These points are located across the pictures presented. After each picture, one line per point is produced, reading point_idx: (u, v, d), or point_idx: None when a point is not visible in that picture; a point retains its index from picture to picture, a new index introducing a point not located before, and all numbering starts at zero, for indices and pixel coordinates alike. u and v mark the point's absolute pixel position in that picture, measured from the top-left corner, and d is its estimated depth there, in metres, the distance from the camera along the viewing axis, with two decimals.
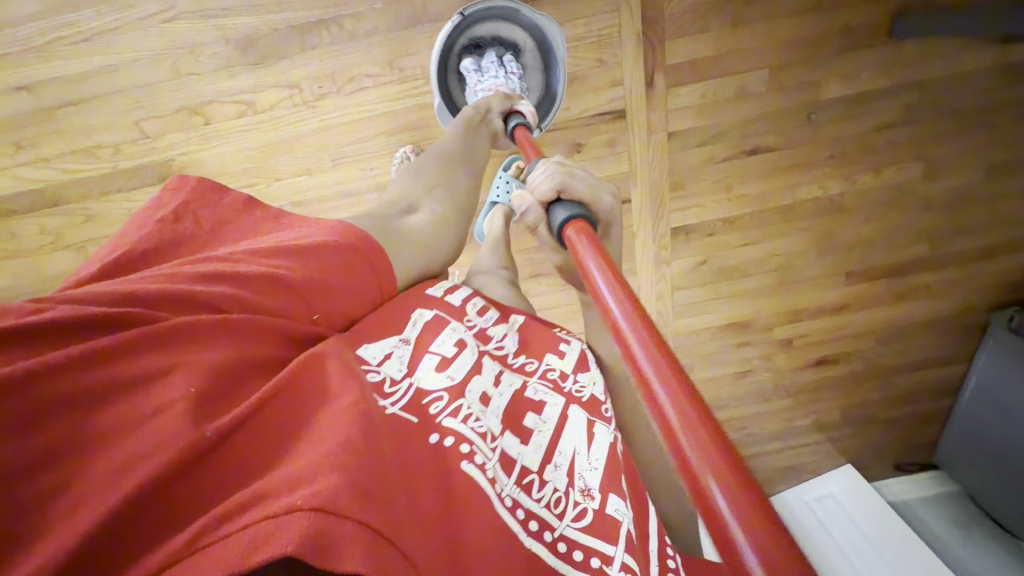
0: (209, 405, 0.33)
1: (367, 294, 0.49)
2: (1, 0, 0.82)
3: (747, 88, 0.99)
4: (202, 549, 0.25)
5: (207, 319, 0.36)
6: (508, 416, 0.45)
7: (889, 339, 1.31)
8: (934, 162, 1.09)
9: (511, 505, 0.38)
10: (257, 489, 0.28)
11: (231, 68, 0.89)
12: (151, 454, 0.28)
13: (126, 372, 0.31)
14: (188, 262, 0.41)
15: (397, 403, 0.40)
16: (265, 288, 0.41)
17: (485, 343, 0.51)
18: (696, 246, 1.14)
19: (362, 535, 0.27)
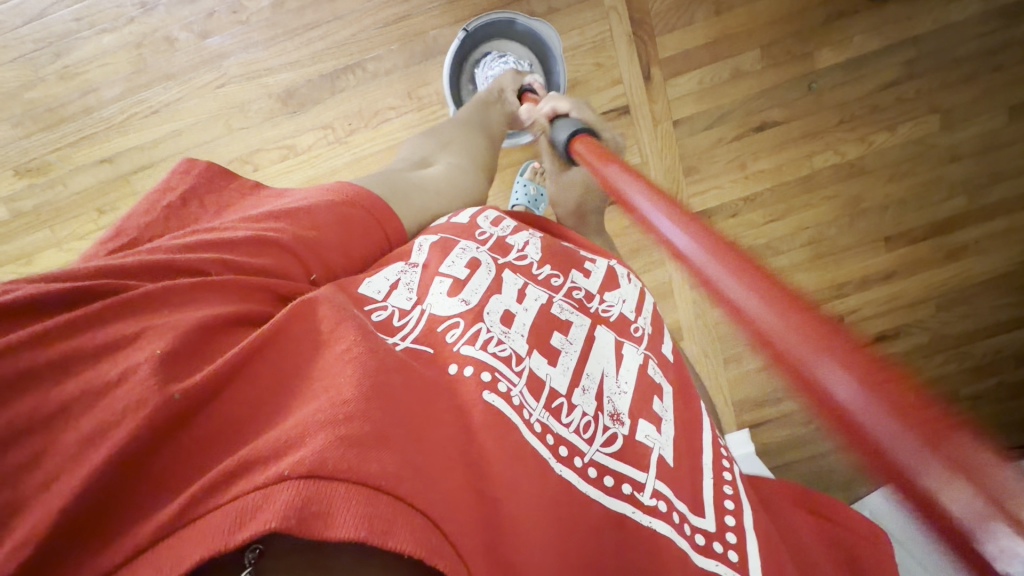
0: (177, 357, 0.36)
1: (362, 242, 0.58)
2: (94, 89, 0.99)
3: (743, 68, 1.06)
4: (197, 516, 0.29)
5: (184, 285, 0.42)
6: (534, 334, 0.50)
7: (953, 304, 1.22)
8: (948, 111, 1.10)
9: (540, 431, 0.43)
10: (243, 458, 0.32)
11: (274, 118, 1.01)
12: (115, 424, 0.31)
13: (92, 340, 0.35)
14: (182, 234, 0.50)
15: (407, 337, 0.47)
16: (256, 251, 0.49)
17: (505, 255, 0.58)
18: (721, 229, 1.14)
19: (353, 494, 0.30)
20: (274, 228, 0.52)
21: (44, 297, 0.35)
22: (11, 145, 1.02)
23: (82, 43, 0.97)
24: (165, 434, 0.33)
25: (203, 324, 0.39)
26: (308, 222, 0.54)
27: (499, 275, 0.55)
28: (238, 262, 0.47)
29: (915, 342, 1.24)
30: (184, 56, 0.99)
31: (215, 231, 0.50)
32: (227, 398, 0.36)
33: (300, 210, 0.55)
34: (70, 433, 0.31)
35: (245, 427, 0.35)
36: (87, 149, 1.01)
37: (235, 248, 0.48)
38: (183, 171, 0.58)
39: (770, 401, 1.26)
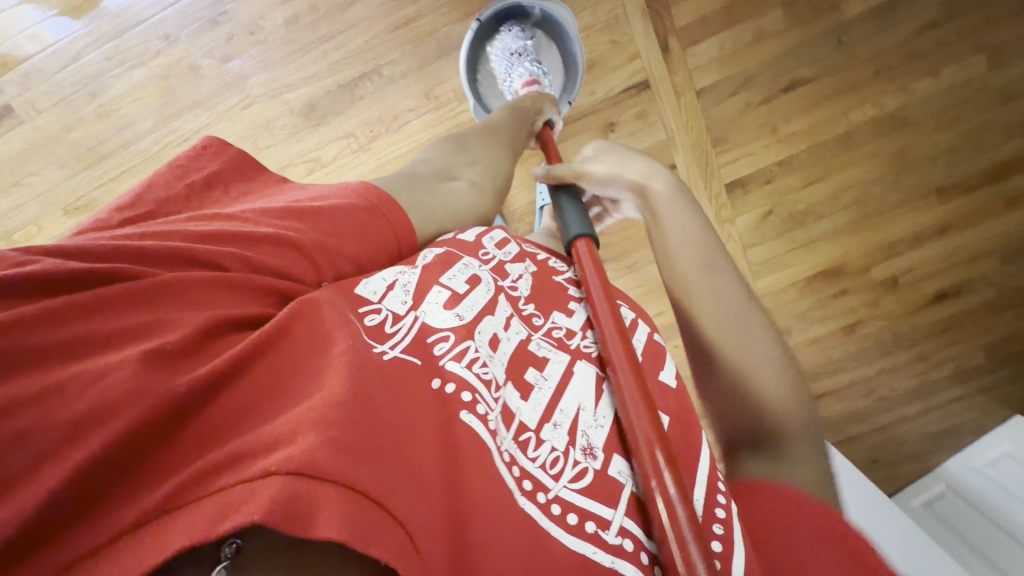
0: (179, 353, 0.37)
1: (378, 247, 0.57)
2: (129, 123, 1.03)
3: (765, 28, 1.02)
4: (175, 508, 0.30)
5: (200, 278, 0.43)
6: (514, 364, 0.51)
7: (1020, 255, 1.14)
8: (996, 48, 1.03)
9: (509, 461, 0.43)
10: (230, 451, 0.32)
11: (298, 133, 1.03)
12: (114, 410, 0.32)
13: (107, 324, 0.37)
14: (201, 217, 0.50)
15: (397, 347, 0.46)
16: (272, 250, 0.49)
17: (503, 279, 0.58)
18: (756, 198, 1.10)
19: (340, 495, 0.31)
20: (292, 228, 0.52)
21: (70, 274, 0.37)
22: (59, 186, 1.07)
23: (115, 81, 1.02)
24: (158, 426, 0.33)
25: (207, 323, 0.40)
26: (329, 225, 0.54)
27: (495, 296, 0.55)
28: (255, 260, 0.48)
29: (980, 299, 1.16)
30: (208, 82, 1.02)
31: (235, 222, 0.50)
32: (225, 395, 0.36)
33: (322, 211, 0.54)
34: (65, 409, 0.31)
35: (230, 424, 0.35)
36: (127, 182, 1.06)
37: (254, 247, 0.49)
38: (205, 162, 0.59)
39: (827, 374, 1.20)
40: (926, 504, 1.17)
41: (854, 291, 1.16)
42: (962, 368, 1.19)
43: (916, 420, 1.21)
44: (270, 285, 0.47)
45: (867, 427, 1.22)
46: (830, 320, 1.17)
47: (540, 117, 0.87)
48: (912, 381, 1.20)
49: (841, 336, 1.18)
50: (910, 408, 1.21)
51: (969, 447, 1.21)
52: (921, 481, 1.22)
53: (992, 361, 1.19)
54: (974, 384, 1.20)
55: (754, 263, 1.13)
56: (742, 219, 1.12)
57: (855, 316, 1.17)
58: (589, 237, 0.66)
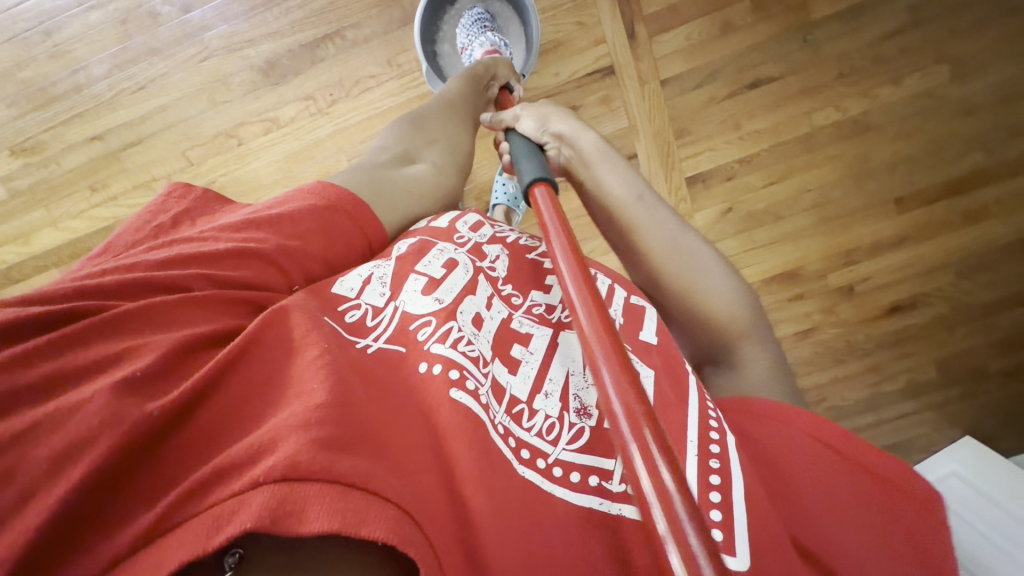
0: (151, 377, 0.38)
1: (345, 250, 0.55)
2: (84, 67, 1.02)
3: (732, 22, 1.04)
4: (179, 521, 0.32)
5: (169, 300, 0.44)
6: (499, 341, 0.49)
7: (975, 271, 1.14)
8: (958, 60, 1.04)
9: (504, 433, 0.43)
10: (218, 464, 0.34)
11: (256, 90, 1.02)
12: (91, 441, 0.33)
13: (77, 360, 0.37)
14: (163, 245, 0.50)
15: (380, 337, 0.47)
16: (236, 263, 0.49)
17: (480, 261, 0.55)
18: (717, 193, 1.10)
19: (326, 490, 0.32)
20: (255, 238, 0.51)
21: (32, 320, 0.38)
22: (7, 125, 1.05)
23: (70, 21, 1.00)
24: (141, 447, 0.35)
25: (181, 343, 0.41)
26: (291, 231, 0.52)
27: (476, 276, 0.53)
28: (220, 275, 0.47)
29: (934, 312, 1.16)
30: (167, 30, 1.00)
31: (197, 242, 0.50)
32: (207, 410, 0.38)
33: (282, 218, 0.53)
34: (43, 450, 0.32)
35: (220, 439, 0.37)
36: (79, 127, 1.04)
37: (214, 263, 0.48)
38: (176, 195, 0.58)
39: None
40: None
41: (810, 296, 1.15)
42: (914, 382, 1.19)
43: (866, 432, 1.20)
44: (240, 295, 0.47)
45: None
46: (785, 324, 1.16)
47: (495, 85, 0.85)
48: (863, 392, 1.20)
49: (795, 341, 1.17)
50: (860, 419, 1.20)
51: (917, 466, 1.18)
52: None
53: (944, 377, 1.19)
54: (925, 398, 1.19)
55: None
56: (702, 214, 1.11)
57: (810, 321, 1.16)
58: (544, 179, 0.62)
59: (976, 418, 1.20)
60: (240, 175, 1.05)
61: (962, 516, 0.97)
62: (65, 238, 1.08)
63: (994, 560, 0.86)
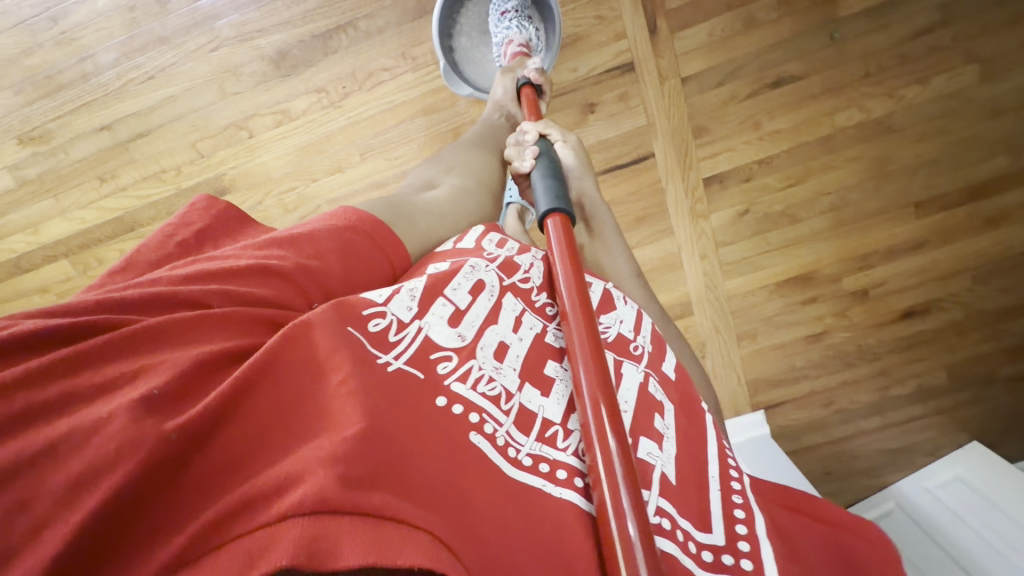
0: (168, 402, 0.33)
1: (367, 271, 0.50)
2: (92, 55, 1.00)
3: (756, 17, 1.01)
4: (195, 559, 0.28)
5: (184, 317, 0.38)
6: (528, 365, 0.48)
7: (992, 277, 1.13)
8: (988, 61, 1.01)
9: (533, 463, 0.41)
10: (242, 495, 0.30)
11: (267, 82, 1.00)
12: (109, 467, 0.29)
13: (86, 382, 0.32)
14: (186, 261, 0.44)
15: (402, 356, 0.42)
16: (256, 280, 0.43)
17: (511, 277, 0.55)
18: (734, 194, 1.08)
19: (357, 524, 0.29)
20: (274, 255, 0.45)
21: (43, 332, 0.33)
22: (15, 113, 1.04)
23: (77, 7, 0.98)
24: (156, 478, 0.30)
25: (198, 362, 0.36)
26: (310, 248, 0.47)
27: (500, 301, 0.52)
28: (240, 293, 0.42)
29: (948, 318, 1.15)
30: (176, 18, 0.98)
31: (217, 260, 0.44)
32: (224, 437, 0.33)
33: (304, 235, 0.48)
34: (59, 475, 0.29)
35: (240, 468, 0.32)
36: (87, 116, 1.02)
37: (235, 279, 0.43)
38: (199, 208, 0.52)
39: (790, 382, 1.18)
40: (873, 521, 1.14)
41: (823, 300, 1.14)
42: (924, 387, 1.18)
43: (873, 435, 1.20)
44: (258, 315, 0.41)
45: (823, 438, 1.21)
46: (798, 327, 1.15)
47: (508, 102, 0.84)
48: (873, 396, 1.19)
49: (807, 344, 1.16)
50: (868, 422, 1.20)
51: (924, 470, 1.18)
52: (872, 497, 1.21)
53: (954, 382, 1.18)
54: (934, 403, 1.19)
55: (725, 262, 1.11)
56: (718, 216, 1.09)
57: (823, 325, 1.15)
58: (562, 209, 0.60)
59: (986, 424, 1.19)
60: (250, 169, 1.03)
61: (964, 521, 0.97)
62: (74, 228, 1.07)
63: (989, 563, 0.87)
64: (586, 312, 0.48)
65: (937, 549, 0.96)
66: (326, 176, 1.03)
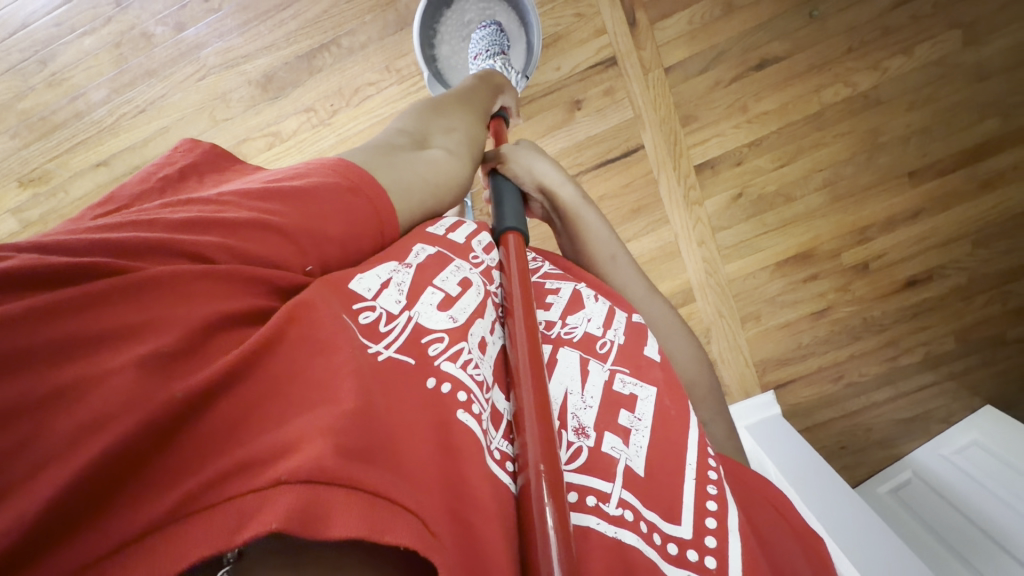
0: (178, 357, 0.31)
1: (366, 237, 0.48)
2: (84, 94, 1.02)
3: (734, 2, 1.02)
4: (188, 516, 0.25)
5: (190, 271, 0.35)
6: (499, 366, 0.48)
7: (992, 240, 1.12)
8: (971, 24, 1.01)
9: (501, 459, 0.40)
10: (241, 457, 0.28)
11: (256, 105, 1.01)
12: (115, 416, 0.27)
13: (92, 327, 0.29)
14: (176, 205, 0.40)
15: (392, 346, 0.40)
16: (255, 236, 0.40)
17: (490, 284, 0.55)
18: (727, 178, 1.08)
19: (351, 501, 0.27)
20: (273, 209, 0.42)
21: (42, 272, 0.29)
22: (13, 157, 1.06)
23: (66, 48, 1.01)
24: (157, 433, 0.28)
25: (206, 321, 0.33)
26: (314, 207, 0.44)
27: (485, 300, 0.52)
28: (242, 249, 0.39)
29: (951, 284, 1.15)
30: (163, 51, 1.00)
31: (214, 207, 0.40)
32: (221, 402, 0.31)
33: (305, 190, 0.44)
34: (63, 421, 0.26)
35: (232, 435, 0.30)
36: (83, 154, 1.04)
37: (235, 232, 0.39)
38: (183, 150, 0.50)
39: (798, 359, 1.18)
40: (892, 491, 1.15)
41: (824, 275, 1.14)
42: (933, 354, 1.18)
43: (885, 407, 1.20)
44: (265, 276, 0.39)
45: (836, 413, 1.21)
46: (801, 304, 1.15)
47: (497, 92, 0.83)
48: (882, 367, 1.19)
49: (811, 321, 1.16)
50: (879, 394, 1.20)
51: (937, 437, 1.19)
52: (888, 468, 1.21)
53: (963, 347, 1.18)
54: (944, 370, 1.19)
55: (724, 246, 1.12)
56: (712, 201, 1.10)
57: (826, 300, 1.15)
58: (517, 230, 0.62)
59: (999, 387, 1.19)
60: None
61: (982, 483, 0.99)
62: None
63: (1014, 529, 0.87)
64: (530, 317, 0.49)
65: (959, 515, 0.96)
66: None
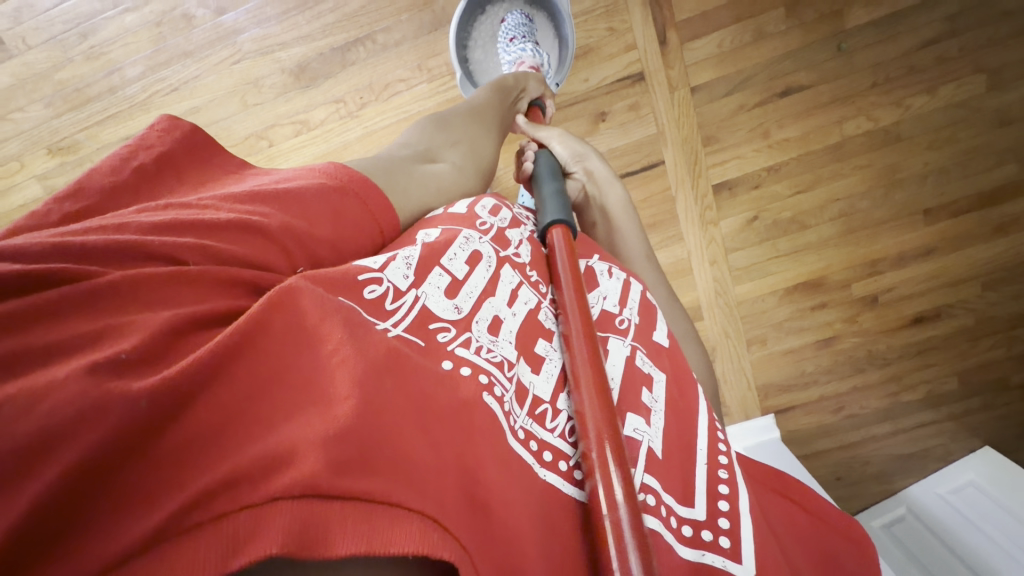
0: (138, 363, 0.30)
1: (356, 235, 0.49)
2: (120, 69, 1.05)
3: (765, 30, 1.03)
4: (179, 534, 0.26)
5: (160, 275, 0.36)
6: (522, 340, 0.49)
7: (1001, 284, 1.13)
8: (995, 70, 1.02)
9: (525, 437, 0.41)
10: (229, 471, 0.28)
11: (287, 93, 1.03)
12: (73, 430, 0.26)
13: (40, 339, 0.29)
14: (155, 207, 0.41)
15: (399, 325, 0.42)
16: (237, 238, 0.41)
17: (504, 249, 0.55)
18: (743, 201, 1.10)
19: (348, 510, 0.28)
20: (258, 212, 0.43)
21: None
22: (44, 125, 1.08)
23: (107, 23, 1.03)
24: (122, 444, 0.27)
25: (171, 322, 0.33)
26: (298, 208, 0.45)
27: (497, 272, 0.52)
28: (219, 250, 0.39)
29: (959, 324, 1.15)
30: (201, 33, 1.02)
31: (193, 209, 0.41)
32: (208, 400, 0.31)
33: (290, 193, 0.45)
34: (12, 439, 0.25)
35: (224, 436, 0.30)
36: (113, 128, 1.07)
37: (212, 233, 0.40)
38: (160, 130, 0.48)
39: (800, 387, 1.19)
40: (885, 526, 1.14)
41: (832, 305, 1.15)
42: (935, 393, 1.19)
43: (884, 441, 1.20)
44: (238, 275, 0.39)
45: (833, 444, 1.21)
46: (807, 332, 1.16)
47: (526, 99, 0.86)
48: (883, 401, 1.20)
49: (816, 349, 1.17)
50: (879, 428, 1.20)
51: (936, 475, 1.19)
52: (883, 503, 1.21)
53: (965, 388, 1.18)
54: (945, 410, 1.19)
55: (735, 267, 1.13)
56: (727, 222, 1.11)
57: (832, 330, 1.16)
58: (564, 223, 0.60)
59: (998, 431, 1.19)
60: None
61: (975, 524, 0.98)
62: None
63: (1000, 567, 0.88)
64: (589, 336, 0.47)
65: (945, 550, 0.97)
66: None
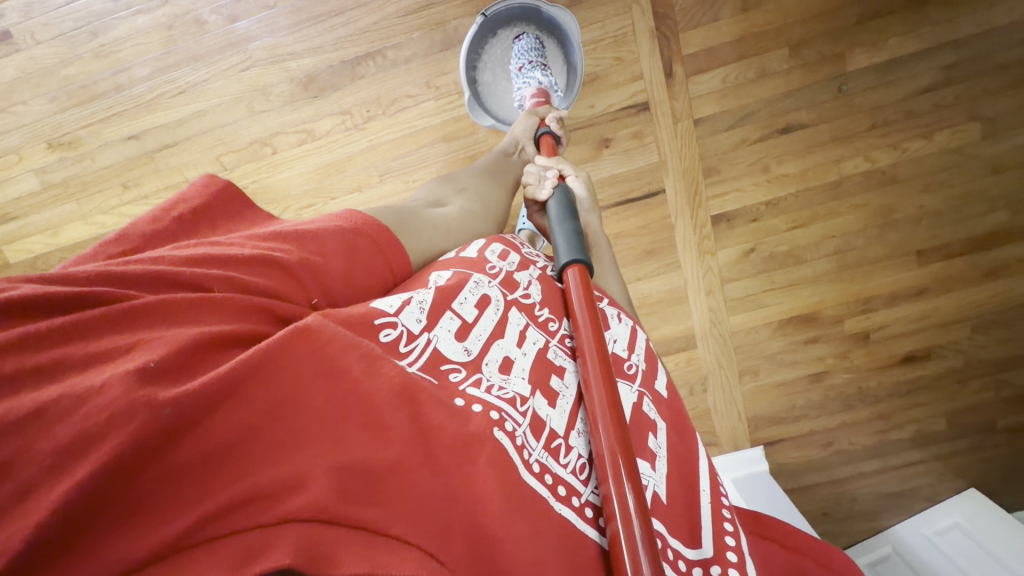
0: (167, 376, 0.31)
1: (370, 274, 0.48)
2: (128, 69, 1.05)
3: (768, 68, 1.05)
4: (191, 546, 0.28)
5: (186, 299, 0.36)
6: (537, 373, 0.48)
7: (989, 327, 1.15)
8: (989, 120, 1.05)
9: (539, 471, 0.41)
10: (243, 490, 0.30)
11: (294, 102, 1.03)
12: (99, 438, 0.27)
13: (77, 352, 0.30)
14: (188, 244, 0.42)
15: (414, 363, 0.43)
16: (259, 269, 0.41)
17: (512, 292, 0.53)
18: (741, 233, 1.11)
19: (352, 538, 0.31)
20: (281, 247, 0.43)
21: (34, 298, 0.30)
22: (46, 119, 1.08)
23: (118, 23, 1.03)
24: (146, 453, 0.29)
25: (196, 344, 0.33)
26: (319, 243, 0.45)
27: (505, 314, 0.51)
28: (242, 280, 0.39)
29: (949, 365, 1.16)
30: (212, 38, 1.02)
31: (219, 245, 0.42)
32: (226, 418, 0.32)
33: (312, 231, 0.46)
34: (41, 442, 0.26)
35: (239, 454, 0.32)
36: (117, 126, 1.07)
37: (238, 266, 0.40)
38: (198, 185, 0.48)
39: (790, 420, 1.19)
40: (870, 564, 1.14)
41: (824, 340, 1.16)
42: (923, 432, 1.19)
43: (871, 478, 1.20)
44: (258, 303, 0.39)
45: (821, 478, 1.21)
46: (799, 365, 1.16)
47: (526, 144, 0.84)
48: (872, 438, 1.20)
49: (808, 384, 1.17)
50: (866, 465, 1.20)
51: (922, 516, 1.18)
52: (868, 540, 1.20)
53: (953, 429, 1.19)
54: (932, 450, 1.20)
55: (731, 298, 1.13)
56: (724, 252, 1.12)
57: (823, 365, 1.16)
58: (582, 262, 0.59)
59: (982, 472, 1.20)
60: (271, 183, 1.07)
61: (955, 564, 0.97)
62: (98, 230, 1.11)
63: None
64: (608, 381, 0.47)
65: None
66: (345, 195, 1.06)
